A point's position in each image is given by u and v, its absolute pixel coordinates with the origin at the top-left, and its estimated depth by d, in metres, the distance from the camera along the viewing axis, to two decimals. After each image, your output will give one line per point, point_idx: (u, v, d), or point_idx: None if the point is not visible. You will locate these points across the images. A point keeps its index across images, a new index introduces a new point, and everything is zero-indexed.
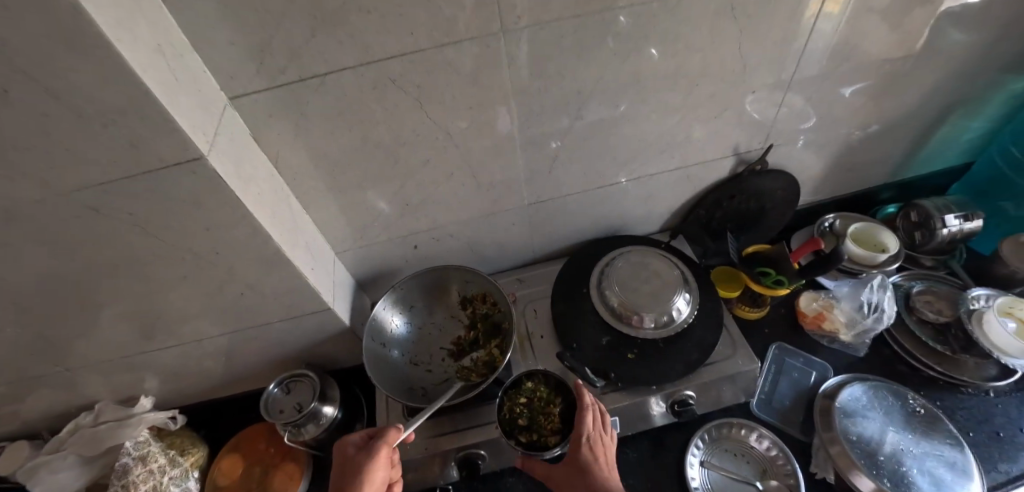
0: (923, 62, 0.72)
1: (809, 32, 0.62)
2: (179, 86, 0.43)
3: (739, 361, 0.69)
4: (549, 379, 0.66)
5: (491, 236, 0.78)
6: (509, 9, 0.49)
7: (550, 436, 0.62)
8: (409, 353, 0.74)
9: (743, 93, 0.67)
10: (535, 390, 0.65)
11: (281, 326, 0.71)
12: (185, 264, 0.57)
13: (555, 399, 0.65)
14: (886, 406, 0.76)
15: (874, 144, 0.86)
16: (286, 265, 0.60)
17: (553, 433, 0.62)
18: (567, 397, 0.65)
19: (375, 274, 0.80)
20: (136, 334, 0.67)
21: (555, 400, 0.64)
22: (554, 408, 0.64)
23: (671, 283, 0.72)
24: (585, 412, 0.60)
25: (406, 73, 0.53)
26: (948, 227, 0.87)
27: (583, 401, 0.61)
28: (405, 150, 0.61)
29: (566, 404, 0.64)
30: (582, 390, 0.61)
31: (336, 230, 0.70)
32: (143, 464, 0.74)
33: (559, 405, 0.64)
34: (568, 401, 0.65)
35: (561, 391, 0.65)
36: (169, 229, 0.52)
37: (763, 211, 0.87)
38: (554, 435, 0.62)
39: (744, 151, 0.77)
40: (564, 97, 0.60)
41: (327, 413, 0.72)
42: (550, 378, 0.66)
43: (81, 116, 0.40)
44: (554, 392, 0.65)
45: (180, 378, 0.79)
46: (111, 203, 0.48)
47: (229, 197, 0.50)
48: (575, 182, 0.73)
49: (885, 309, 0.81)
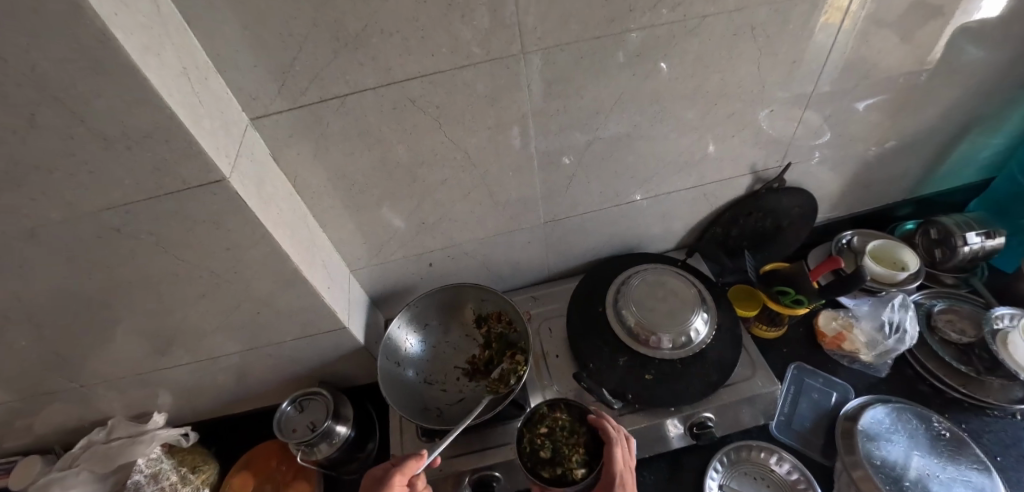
0: (944, 78, 0.72)
1: (827, 51, 0.61)
2: (203, 110, 0.44)
3: (759, 382, 0.68)
4: (571, 408, 0.64)
5: (506, 254, 0.78)
6: (530, 31, 0.49)
7: (576, 468, 0.58)
8: (424, 372, 0.73)
9: (761, 111, 0.67)
10: (557, 419, 0.62)
11: (296, 343, 0.71)
12: (202, 283, 0.57)
13: (578, 429, 0.62)
14: (910, 429, 0.74)
15: (892, 161, 0.85)
16: (303, 283, 0.60)
17: (578, 464, 0.58)
18: (591, 427, 0.62)
19: (389, 291, 0.79)
20: (152, 350, 0.67)
21: (578, 429, 0.61)
22: (578, 438, 0.61)
23: (688, 302, 0.71)
24: (616, 447, 0.57)
25: (426, 94, 0.53)
26: (971, 245, 0.85)
27: (612, 436, 0.58)
28: (423, 170, 0.61)
29: (591, 435, 0.61)
30: (610, 425, 0.59)
31: (352, 248, 0.70)
32: (154, 481, 0.73)
33: (583, 434, 0.61)
34: (592, 431, 0.62)
35: (585, 421, 0.62)
36: (189, 249, 0.52)
37: (780, 228, 0.86)
38: (580, 468, 0.58)
39: (761, 169, 0.77)
40: (582, 116, 0.60)
41: (340, 432, 0.71)
42: (573, 407, 0.64)
43: (107, 138, 0.41)
44: (576, 423, 0.62)
45: (194, 394, 0.78)
46: (133, 224, 0.48)
47: (248, 217, 0.50)
48: (591, 200, 0.73)
49: (907, 329, 0.79)
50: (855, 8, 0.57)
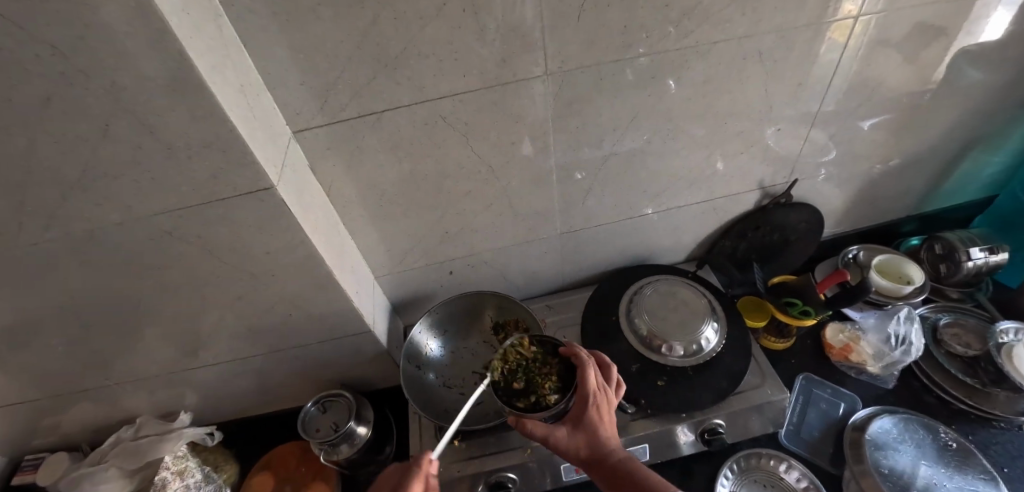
0: (944, 99, 0.75)
1: (832, 73, 0.65)
2: (256, 123, 0.48)
3: (769, 390, 0.70)
4: (543, 343, 0.63)
5: (523, 263, 0.81)
6: (554, 54, 0.53)
7: (550, 393, 0.57)
8: (444, 376, 0.75)
9: (768, 130, 0.70)
10: (529, 352, 0.61)
11: (321, 346, 0.73)
12: (239, 285, 0.61)
13: (551, 359, 0.61)
14: (917, 439, 0.75)
15: (897, 178, 0.88)
16: (334, 287, 0.63)
17: (551, 390, 0.57)
18: (564, 358, 0.61)
19: (409, 298, 0.82)
20: (184, 350, 0.70)
21: (551, 360, 0.60)
22: (552, 367, 0.60)
23: (699, 312, 0.74)
24: (587, 369, 0.57)
25: (457, 111, 0.57)
26: (973, 260, 0.88)
27: (582, 359, 0.58)
28: (448, 182, 0.65)
29: (564, 363, 0.60)
30: (580, 348, 0.58)
31: (377, 255, 0.73)
32: (180, 478, 0.75)
33: (555, 363, 0.60)
34: (566, 361, 0.61)
35: (557, 353, 0.62)
36: (231, 251, 0.56)
37: (787, 242, 0.88)
38: (554, 393, 0.57)
39: (769, 185, 0.80)
40: (600, 133, 0.63)
41: (361, 434, 0.73)
42: (543, 340, 0.63)
43: (171, 148, 0.44)
44: (547, 353, 0.62)
45: (219, 395, 0.81)
46: (183, 227, 0.52)
47: (289, 223, 0.54)
48: (606, 213, 0.76)
49: (913, 342, 0.81)
50: (856, 34, 0.61)
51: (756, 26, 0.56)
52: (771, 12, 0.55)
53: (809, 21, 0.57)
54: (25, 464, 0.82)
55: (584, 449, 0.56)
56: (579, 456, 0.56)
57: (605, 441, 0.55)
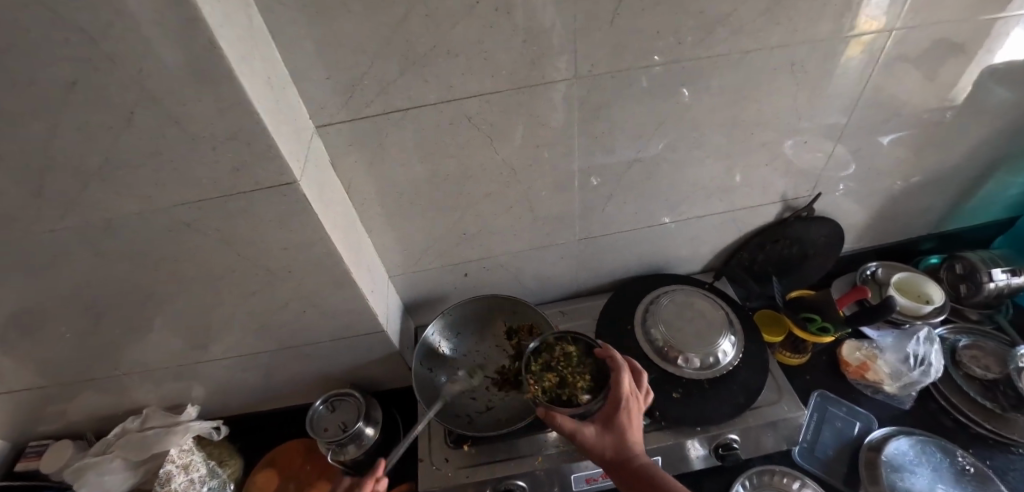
0: (973, 117, 0.74)
1: (861, 87, 0.64)
2: (282, 117, 0.47)
3: (785, 407, 0.68)
4: (579, 342, 0.63)
5: (538, 267, 0.80)
6: (584, 59, 0.52)
7: (582, 393, 0.58)
8: (456, 380, 0.74)
9: (794, 142, 0.69)
10: (564, 350, 0.63)
11: (332, 344, 0.73)
12: (255, 280, 0.60)
13: (585, 359, 0.62)
14: (934, 463, 0.74)
15: (919, 195, 0.87)
16: (351, 286, 0.63)
17: (583, 390, 0.58)
18: (598, 358, 0.61)
19: (421, 299, 0.81)
20: (194, 343, 0.69)
21: (586, 360, 0.61)
22: (585, 367, 0.60)
23: (716, 324, 0.73)
24: (621, 372, 0.56)
25: (482, 112, 0.56)
26: (995, 281, 0.86)
27: (617, 361, 0.57)
28: (469, 183, 0.64)
29: (598, 365, 0.61)
30: (617, 351, 0.58)
31: (392, 254, 0.72)
32: (185, 472, 0.74)
33: (589, 364, 0.61)
34: (601, 362, 0.61)
35: (593, 354, 0.62)
36: (249, 246, 0.55)
37: (805, 256, 0.87)
38: (586, 393, 0.58)
39: (791, 198, 0.79)
40: (625, 139, 0.62)
41: (369, 435, 0.72)
42: (580, 340, 0.64)
43: (194, 139, 0.44)
44: (583, 353, 0.62)
45: (226, 389, 0.80)
46: (202, 219, 0.51)
47: (309, 219, 0.53)
48: (626, 220, 0.75)
49: (932, 363, 0.80)
50: (888, 48, 0.60)
51: (789, 36, 0.55)
52: (806, 22, 0.54)
53: (842, 33, 0.56)
54: (29, 450, 0.82)
55: (610, 450, 0.55)
56: (605, 457, 0.55)
57: (633, 445, 0.55)
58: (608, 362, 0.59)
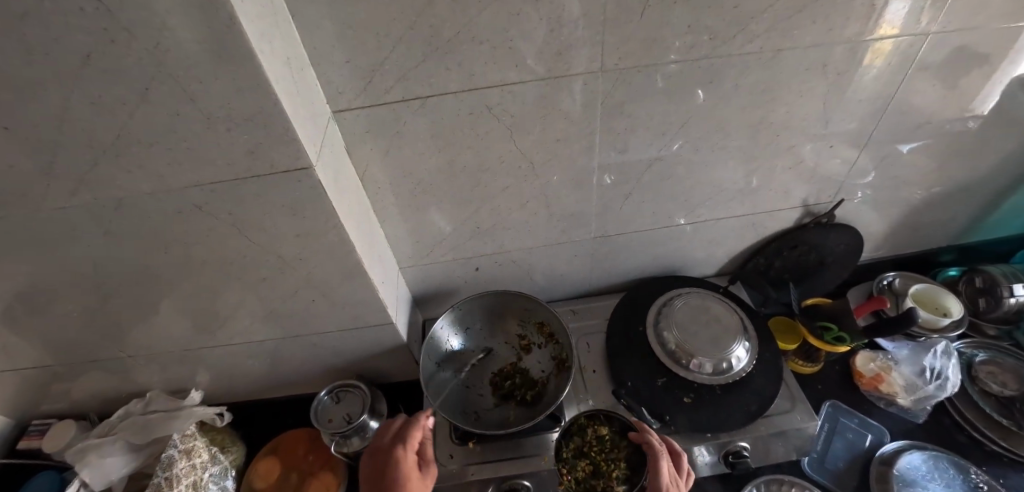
0: (1004, 129, 0.72)
1: (891, 93, 0.62)
2: (299, 99, 0.46)
3: (799, 416, 0.67)
4: (613, 422, 0.63)
5: (550, 264, 0.79)
6: (611, 52, 0.51)
7: (617, 482, 0.58)
8: (463, 375, 0.74)
9: (820, 146, 0.68)
10: (598, 431, 0.62)
11: (339, 335, 0.72)
12: (265, 266, 0.59)
13: (622, 443, 0.61)
14: (947, 479, 0.73)
15: (943, 206, 0.85)
16: (361, 276, 0.61)
17: (619, 479, 0.58)
18: (634, 442, 0.60)
19: (431, 292, 0.80)
20: (200, 328, 0.68)
21: (620, 444, 0.60)
22: (620, 453, 0.60)
23: (731, 329, 0.71)
24: (659, 459, 0.55)
25: (503, 103, 0.54)
26: (1016, 296, 0.85)
27: (655, 447, 0.56)
28: (486, 176, 0.63)
29: (634, 449, 0.60)
30: (653, 436, 0.57)
31: (404, 246, 0.71)
32: (187, 457, 0.71)
33: (625, 448, 0.60)
34: (636, 446, 0.60)
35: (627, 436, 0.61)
36: (261, 231, 0.54)
37: (823, 264, 0.86)
38: (622, 483, 0.58)
39: (812, 203, 0.77)
40: (647, 137, 0.61)
41: (373, 427, 0.72)
42: (614, 421, 0.63)
43: (210, 119, 0.43)
44: (617, 434, 0.62)
45: (231, 375, 0.80)
46: (215, 202, 0.50)
47: (323, 206, 0.52)
48: (642, 221, 0.73)
49: (949, 377, 0.78)
50: (923, 53, 0.58)
51: (824, 36, 0.53)
52: (842, 23, 0.52)
53: (879, 35, 0.54)
54: (32, 429, 0.81)
55: None
56: None
57: None
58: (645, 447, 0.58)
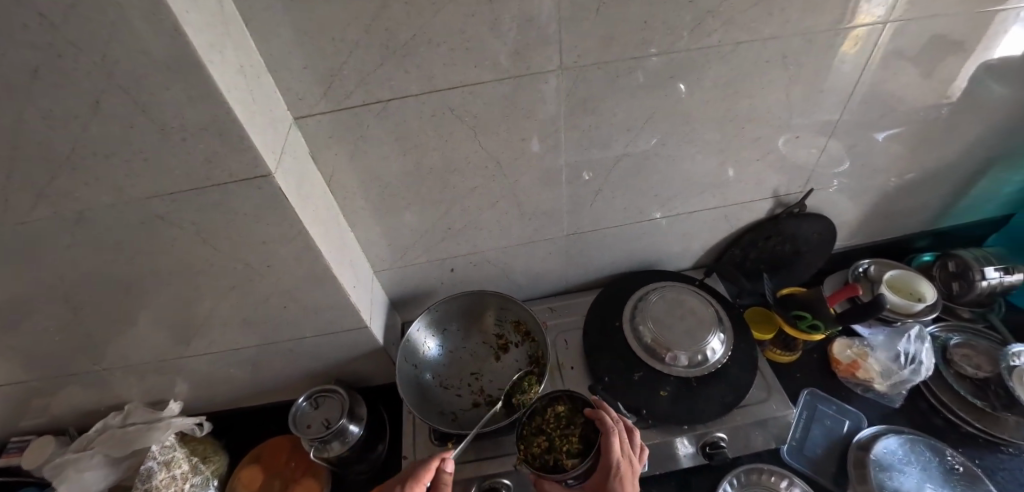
0: (967, 115, 0.73)
1: (854, 83, 0.63)
2: (255, 106, 0.45)
3: (774, 405, 0.68)
4: (572, 401, 0.63)
5: (526, 263, 0.79)
6: (571, 50, 0.51)
7: (569, 458, 0.57)
8: (441, 376, 0.73)
9: (786, 137, 0.68)
10: (556, 409, 0.63)
11: (315, 340, 0.72)
12: (235, 274, 0.59)
13: (578, 421, 0.61)
14: (923, 461, 0.74)
15: (914, 192, 0.86)
16: (332, 281, 0.61)
17: (570, 454, 0.58)
18: (590, 418, 0.60)
19: (409, 295, 0.80)
20: (175, 338, 0.68)
21: (576, 420, 0.61)
22: (575, 430, 0.60)
23: (705, 322, 0.72)
24: (610, 436, 0.55)
25: (465, 104, 0.54)
26: (988, 279, 0.86)
27: (606, 424, 0.57)
28: (454, 177, 0.63)
29: (588, 425, 0.60)
30: (604, 413, 0.57)
31: (378, 249, 0.71)
32: (167, 469, 0.73)
33: (581, 426, 0.60)
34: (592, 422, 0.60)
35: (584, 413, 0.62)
36: (228, 239, 0.54)
37: (798, 253, 0.86)
38: (573, 458, 0.57)
39: (783, 194, 0.78)
40: (613, 133, 0.61)
41: (353, 432, 0.71)
42: (573, 399, 0.63)
43: (164, 129, 0.42)
44: (575, 412, 0.62)
45: (210, 384, 0.79)
46: (178, 212, 0.50)
47: (287, 213, 0.52)
48: (614, 216, 0.74)
49: (923, 361, 0.79)
50: (882, 42, 0.59)
51: (781, 28, 0.54)
52: (798, 14, 0.53)
53: (836, 26, 0.55)
54: (10, 446, 0.80)
55: None
56: None
57: None
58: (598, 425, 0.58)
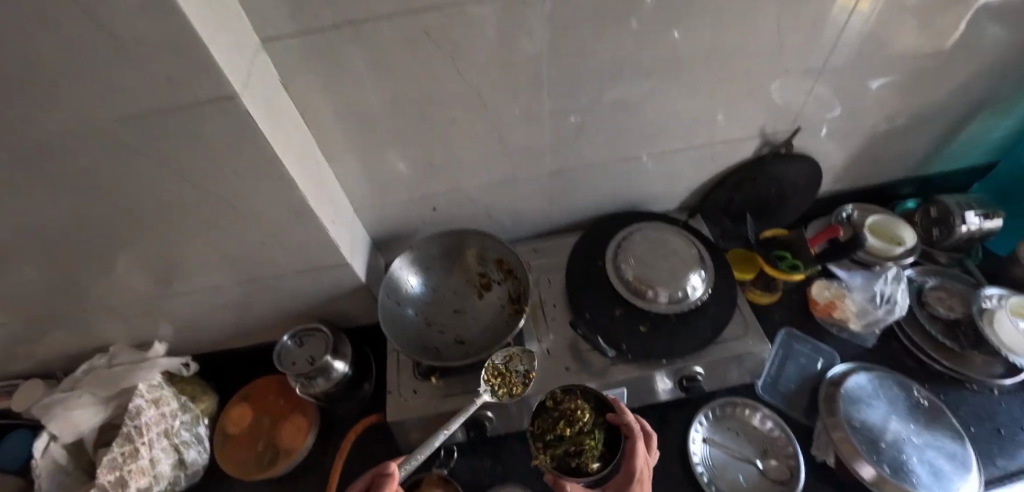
0: (962, 54, 0.71)
1: (851, 14, 0.60)
2: (215, 22, 0.42)
3: (750, 341, 0.69)
4: (589, 397, 0.61)
5: (509, 203, 0.78)
6: None
7: (593, 461, 0.56)
8: (424, 313, 0.73)
9: (776, 73, 0.66)
10: (574, 405, 0.60)
11: (297, 279, 0.71)
12: (209, 209, 0.57)
13: (598, 420, 0.59)
14: (890, 396, 0.76)
15: (902, 136, 0.85)
16: (309, 216, 0.60)
17: (593, 457, 0.56)
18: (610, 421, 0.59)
19: (391, 234, 0.80)
20: (155, 278, 0.67)
21: (595, 420, 0.59)
22: (596, 429, 0.58)
23: (687, 261, 0.72)
24: (638, 444, 0.56)
25: (441, 28, 0.51)
26: (967, 225, 0.87)
27: (633, 430, 0.56)
28: (432, 109, 0.61)
29: (608, 426, 0.59)
30: (633, 418, 0.56)
31: (357, 186, 0.70)
32: (156, 406, 0.73)
33: (601, 426, 0.59)
34: (611, 425, 0.59)
35: (603, 413, 0.60)
36: (200, 170, 0.52)
37: (783, 196, 0.87)
38: (596, 460, 0.56)
39: (770, 133, 0.77)
40: (597, 65, 0.59)
41: (337, 369, 0.72)
42: (591, 396, 0.61)
43: (117, 46, 0.39)
44: (593, 409, 0.60)
45: (194, 326, 0.79)
46: (143, 139, 0.48)
47: (258, 141, 0.50)
48: (598, 153, 0.72)
49: (897, 301, 0.82)
50: None
51: None
52: None
53: None
54: None
55: None
56: None
57: None
58: (622, 429, 0.57)
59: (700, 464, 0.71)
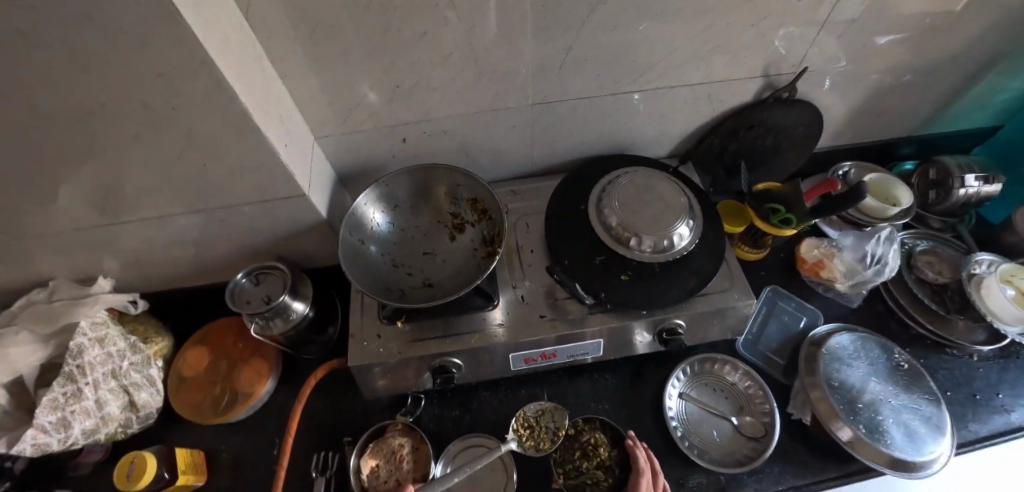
0: None
1: None
2: None
3: (735, 295, 0.66)
4: (607, 430, 0.67)
5: (487, 138, 0.72)
6: None
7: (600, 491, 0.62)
8: (390, 253, 0.69)
9: (786, 3, 0.60)
10: (592, 438, 0.66)
11: (252, 211, 0.65)
12: (139, 121, 0.50)
13: (611, 452, 0.65)
14: (872, 357, 0.74)
15: (911, 88, 0.79)
16: (256, 136, 0.53)
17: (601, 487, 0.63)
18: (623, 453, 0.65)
19: (359, 168, 0.73)
20: (88, 205, 0.60)
21: (609, 454, 0.65)
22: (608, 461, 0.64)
23: (675, 208, 0.67)
24: (641, 476, 0.59)
25: None
26: (966, 188, 0.83)
27: (639, 464, 0.60)
28: (399, 19, 0.53)
29: (620, 458, 0.64)
30: (638, 452, 0.61)
31: (317, 109, 0.63)
32: (100, 346, 0.67)
33: (613, 458, 0.65)
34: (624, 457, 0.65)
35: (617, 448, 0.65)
36: (120, 71, 0.45)
37: (778, 146, 0.82)
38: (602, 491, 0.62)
39: (773, 73, 0.71)
40: None
41: (297, 310, 0.67)
42: (608, 429, 0.67)
43: None
44: (609, 443, 0.66)
45: (142, 262, 0.73)
46: (42, 27, 0.40)
47: (185, 35, 0.42)
48: (585, 85, 0.66)
49: (888, 262, 0.79)
50: None
51: None
52: None
53: None
54: None
55: None
56: None
57: None
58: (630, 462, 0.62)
59: (674, 418, 0.69)
